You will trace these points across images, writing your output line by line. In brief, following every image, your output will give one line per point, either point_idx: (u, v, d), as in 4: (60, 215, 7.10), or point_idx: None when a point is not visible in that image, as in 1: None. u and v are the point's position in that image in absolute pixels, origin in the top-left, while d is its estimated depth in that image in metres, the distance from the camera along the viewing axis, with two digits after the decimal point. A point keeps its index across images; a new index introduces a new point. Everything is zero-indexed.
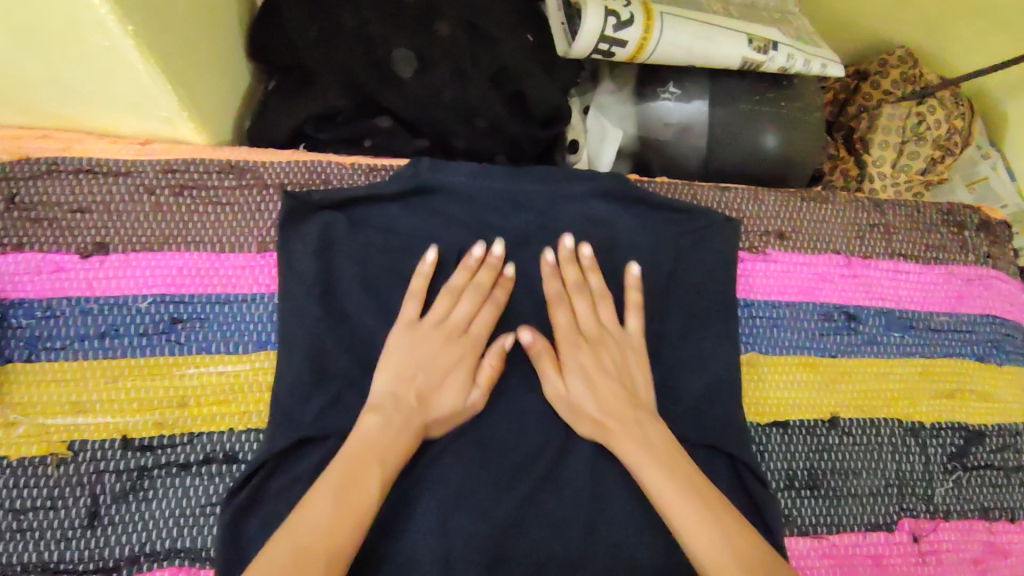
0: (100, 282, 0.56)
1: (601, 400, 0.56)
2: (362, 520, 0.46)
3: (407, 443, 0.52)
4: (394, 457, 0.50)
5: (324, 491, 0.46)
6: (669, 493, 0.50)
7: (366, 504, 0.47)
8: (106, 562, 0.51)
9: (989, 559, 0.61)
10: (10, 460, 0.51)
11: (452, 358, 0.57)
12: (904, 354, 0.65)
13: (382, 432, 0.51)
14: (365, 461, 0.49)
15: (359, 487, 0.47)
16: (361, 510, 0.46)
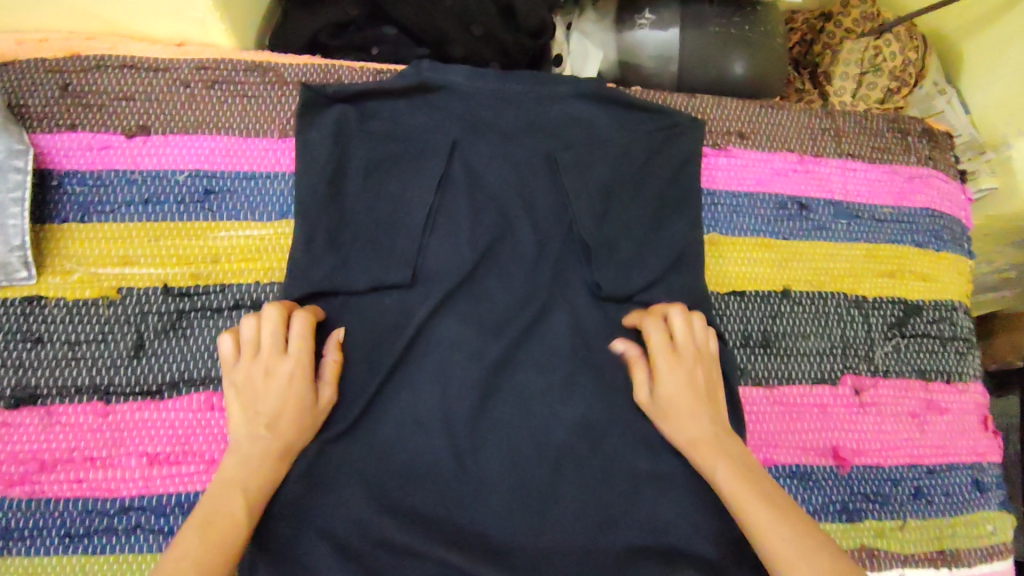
0: (143, 158, 0.64)
1: (685, 419, 0.59)
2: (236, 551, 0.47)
3: (264, 468, 0.52)
4: (253, 482, 0.51)
5: (187, 533, 0.47)
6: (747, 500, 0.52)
7: (235, 530, 0.48)
8: (151, 386, 0.59)
9: (926, 413, 0.70)
10: (67, 301, 0.60)
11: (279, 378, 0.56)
12: (851, 239, 0.73)
13: (233, 465, 0.52)
14: (223, 493, 0.50)
15: (221, 517, 0.48)
16: (232, 540, 0.48)
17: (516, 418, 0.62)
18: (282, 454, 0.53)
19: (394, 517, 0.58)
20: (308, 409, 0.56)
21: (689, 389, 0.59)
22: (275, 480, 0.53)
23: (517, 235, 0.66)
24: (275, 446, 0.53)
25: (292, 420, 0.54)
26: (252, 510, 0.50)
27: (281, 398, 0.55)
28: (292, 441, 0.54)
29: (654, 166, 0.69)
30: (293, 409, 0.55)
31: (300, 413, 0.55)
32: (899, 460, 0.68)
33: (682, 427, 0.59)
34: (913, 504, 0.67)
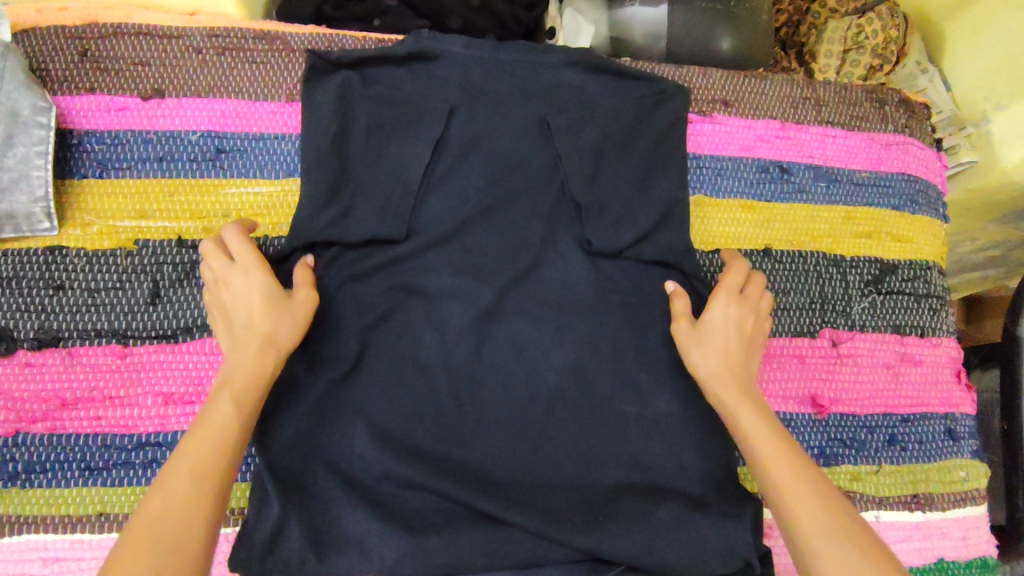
0: (158, 120, 0.68)
1: (721, 351, 0.60)
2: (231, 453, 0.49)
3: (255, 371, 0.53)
4: (240, 383, 0.52)
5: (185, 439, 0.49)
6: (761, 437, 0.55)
7: (228, 434, 0.49)
8: (166, 330, 0.62)
9: (901, 365, 0.73)
10: (87, 251, 0.63)
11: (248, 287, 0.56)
12: (829, 202, 0.77)
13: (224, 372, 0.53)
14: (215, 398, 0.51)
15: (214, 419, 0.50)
16: (224, 442, 0.49)
17: (510, 365, 0.66)
18: (266, 351, 0.54)
19: (396, 452, 0.61)
20: (283, 308, 0.56)
21: (734, 327, 0.61)
22: (264, 377, 0.53)
23: (512, 194, 0.69)
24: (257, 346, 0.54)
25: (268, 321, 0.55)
26: (243, 410, 0.51)
27: (251, 303, 0.55)
28: (272, 335, 0.55)
29: (643, 130, 0.73)
30: (267, 310, 0.55)
31: (274, 311, 0.56)
32: (874, 409, 0.71)
33: (711, 355, 0.60)
34: (887, 450, 0.71)
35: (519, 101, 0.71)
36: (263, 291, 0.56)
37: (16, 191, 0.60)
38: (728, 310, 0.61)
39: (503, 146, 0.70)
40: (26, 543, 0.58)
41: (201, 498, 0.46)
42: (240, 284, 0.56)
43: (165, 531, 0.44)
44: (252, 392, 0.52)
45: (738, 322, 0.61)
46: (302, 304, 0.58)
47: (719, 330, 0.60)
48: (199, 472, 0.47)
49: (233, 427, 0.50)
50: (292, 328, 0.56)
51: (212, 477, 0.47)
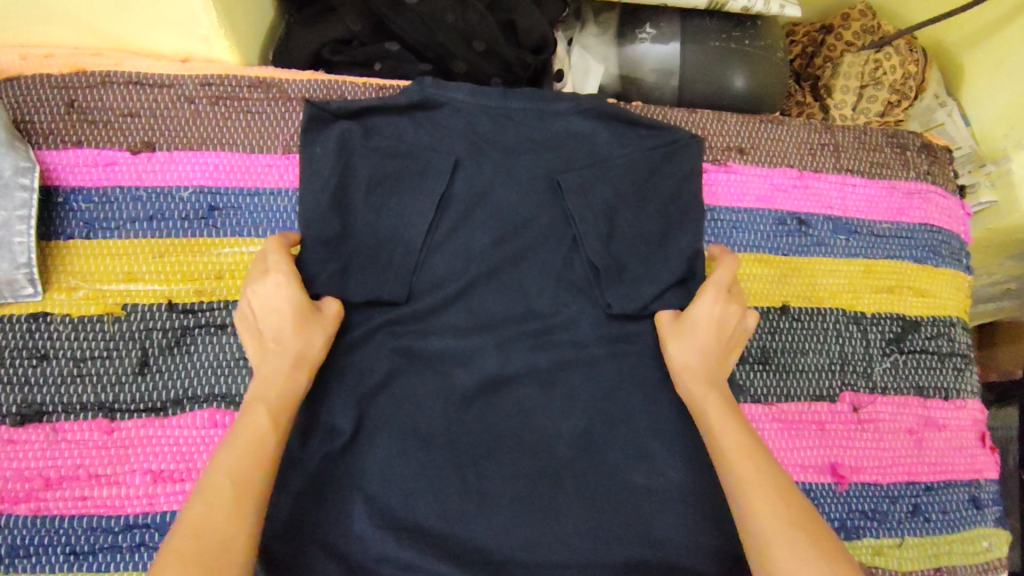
0: (148, 175, 0.65)
1: (697, 347, 0.61)
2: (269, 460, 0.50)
3: (287, 386, 0.54)
4: (273, 393, 0.53)
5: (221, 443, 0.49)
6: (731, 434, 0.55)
7: (263, 439, 0.50)
8: (155, 402, 0.59)
9: (924, 430, 0.70)
10: (73, 318, 0.60)
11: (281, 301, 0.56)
12: (849, 255, 0.74)
13: (267, 379, 0.54)
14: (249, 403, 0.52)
15: (249, 421, 0.51)
16: (261, 448, 0.50)
17: (518, 434, 0.63)
18: (302, 368, 0.55)
19: (398, 533, 0.58)
20: (312, 323, 0.57)
21: (714, 328, 0.62)
22: (295, 391, 0.54)
23: (518, 253, 0.67)
24: (290, 359, 0.55)
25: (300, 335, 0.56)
26: (278, 416, 0.52)
27: (280, 317, 0.56)
28: (303, 351, 0.56)
29: (655, 183, 0.70)
30: (301, 325, 0.56)
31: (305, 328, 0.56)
32: (897, 477, 0.68)
33: (691, 352, 0.61)
34: (911, 521, 0.68)
35: (526, 154, 0.68)
36: (294, 305, 0.56)
37: None
38: (707, 309, 0.62)
39: (509, 201, 0.67)
40: None
41: (240, 504, 0.46)
42: (275, 297, 0.56)
43: (209, 533, 0.44)
44: (286, 403, 0.53)
45: (719, 320, 0.62)
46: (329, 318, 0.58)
47: (699, 330, 0.62)
48: (240, 479, 0.47)
49: (270, 434, 0.51)
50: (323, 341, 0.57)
51: (250, 478, 0.48)
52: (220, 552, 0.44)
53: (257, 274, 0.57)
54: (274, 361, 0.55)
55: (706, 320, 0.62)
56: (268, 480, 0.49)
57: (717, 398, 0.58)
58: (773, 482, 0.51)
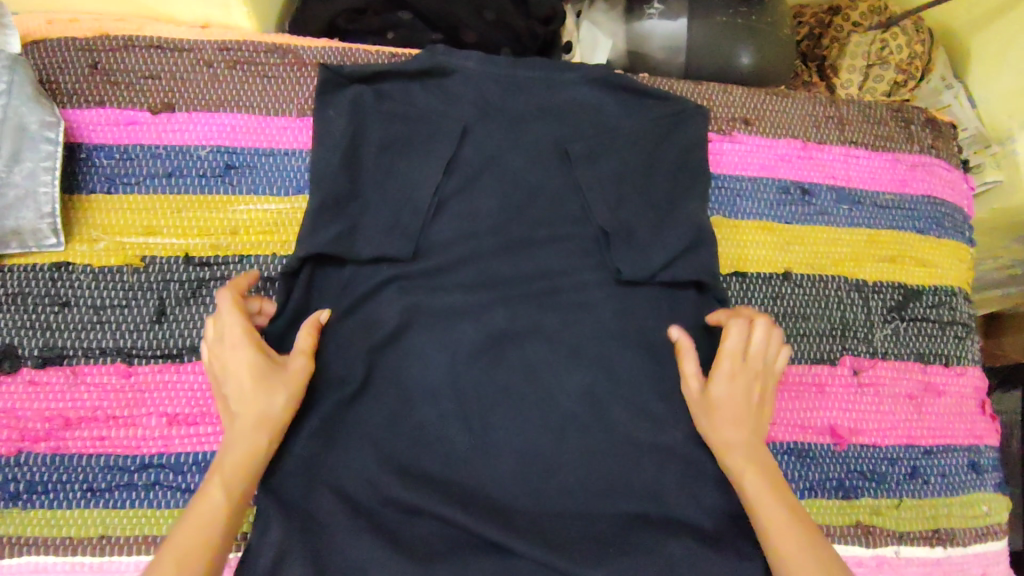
0: (167, 134, 0.67)
1: (731, 423, 0.59)
2: (220, 544, 0.50)
3: (252, 449, 0.53)
4: (230, 465, 0.52)
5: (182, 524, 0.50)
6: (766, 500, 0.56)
7: (215, 523, 0.50)
8: (171, 349, 0.61)
9: (924, 395, 0.71)
10: (93, 268, 0.63)
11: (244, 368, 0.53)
12: (852, 224, 0.75)
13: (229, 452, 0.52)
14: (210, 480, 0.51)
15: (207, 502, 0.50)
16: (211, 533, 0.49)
17: (523, 390, 0.64)
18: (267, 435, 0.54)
19: (405, 478, 0.60)
20: (275, 380, 0.54)
21: (742, 400, 0.59)
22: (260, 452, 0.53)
23: (525, 216, 0.68)
24: (248, 424, 0.53)
25: (263, 396, 0.54)
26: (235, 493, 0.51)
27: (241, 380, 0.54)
28: (264, 412, 0.53)
29: (660, 152, 0.71)
30: (265, 387, 0.54)
31: (271, 388, 0.54)
32: (896, 440, 0.69)
33: (722, 424, 0.59)
34: (910, 483, 0.69)
35: (533, 121, 0.70)
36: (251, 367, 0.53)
37: (23, 207, 0.59)
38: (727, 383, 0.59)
39: (516, 166, 0.69)
40: (26, 564, 0.57)
41: None
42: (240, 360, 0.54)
43: None
44: (243, 477, 0.52)
45: (744, 394, 0.59)
46: (294, 373, 0.56)
47: (728, 405, 0.59)
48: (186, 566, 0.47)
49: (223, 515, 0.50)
50: (286, 400, 0.55)
51: (194, 563, 0.48)
52: None
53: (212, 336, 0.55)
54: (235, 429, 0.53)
55: (732, 394, 0.59)
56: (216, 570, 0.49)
57: (754, 469, 0.57)
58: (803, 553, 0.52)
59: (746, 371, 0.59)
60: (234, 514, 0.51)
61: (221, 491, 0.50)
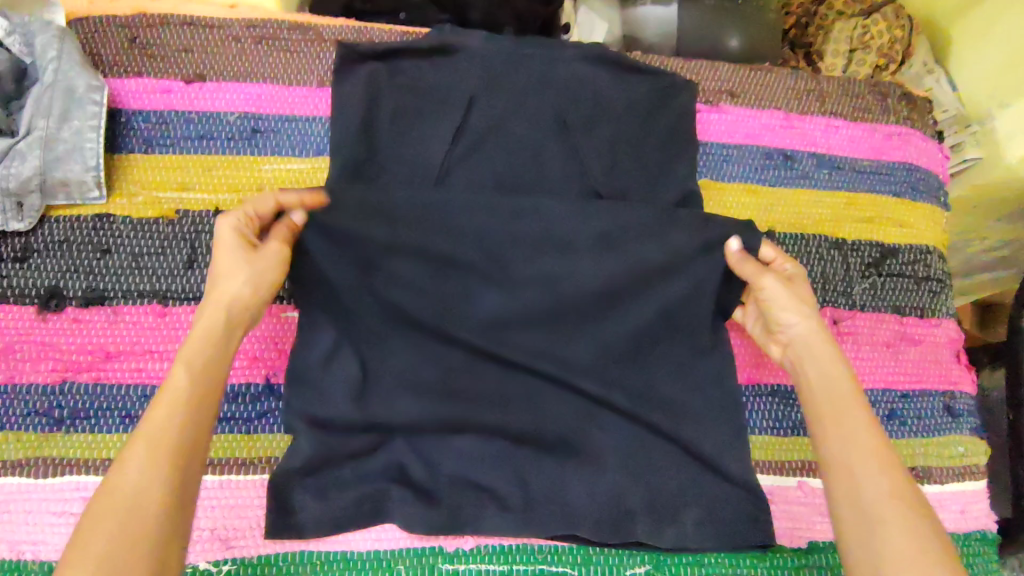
0: (199, 101, 0.72)
1: (798, 298, 0.62)
2: (193, 416, 0.50)
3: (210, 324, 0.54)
4: (196, 346, 0.53)
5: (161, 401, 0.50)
6: (848, 401, 0.57)
7: (183, 396, 0.50)
8: (203, 293, 0.67)
9: (900, 343, 0.76)
10: (133, 220, 0.69)
11: (225, 250, 0.58)
12: (832, 187, 0.80)
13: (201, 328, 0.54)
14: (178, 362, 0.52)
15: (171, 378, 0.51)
16: (181, 406, 0.49)
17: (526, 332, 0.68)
18: (233, 315, 0.56)
19: (414, 412, 0.64)
20: (251, 260, 0.57)
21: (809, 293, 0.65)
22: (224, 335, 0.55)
23: (526, 181, 0.73)
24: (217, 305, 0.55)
25: (243, 276, 0.56)
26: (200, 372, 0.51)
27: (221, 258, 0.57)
28: (231, 291, 0.56)
29: (651, 124, 0.77)
30: (233, 265, 0.57)
31: (254, 264, 0.57)
32: (874, 384, 0.74)
33: (796, 317, 0.62)
34: (886, 424, 0.73)
35: (534, 93, 0.75)
36: (236, 241, 0.58)
37: (71, 161, 0.66)
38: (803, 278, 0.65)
39: (518, 134, 0.74)
40: (68, 483, 0.61)
41: (160, 458, 0.47)
42: (231, 242, 0.58)
43: (121, 490, 0.45)
44: (204, 350, 0.53)
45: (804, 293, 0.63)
46: (272, 256, 0.59)
47: (800, 286, 0.64)
48: (157, 446, 0.47)
49: (187, 391, 0.50)
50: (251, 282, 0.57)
51: (165, 433, 0.48)
52: (131, 501, 0.45)
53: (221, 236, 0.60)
54: (204, 310, 0.55)
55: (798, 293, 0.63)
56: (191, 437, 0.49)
57: (842, 373, 0.59)
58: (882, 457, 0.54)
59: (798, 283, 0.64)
60: (206, 393, 0.51)
61: (185, 372, 0.51)
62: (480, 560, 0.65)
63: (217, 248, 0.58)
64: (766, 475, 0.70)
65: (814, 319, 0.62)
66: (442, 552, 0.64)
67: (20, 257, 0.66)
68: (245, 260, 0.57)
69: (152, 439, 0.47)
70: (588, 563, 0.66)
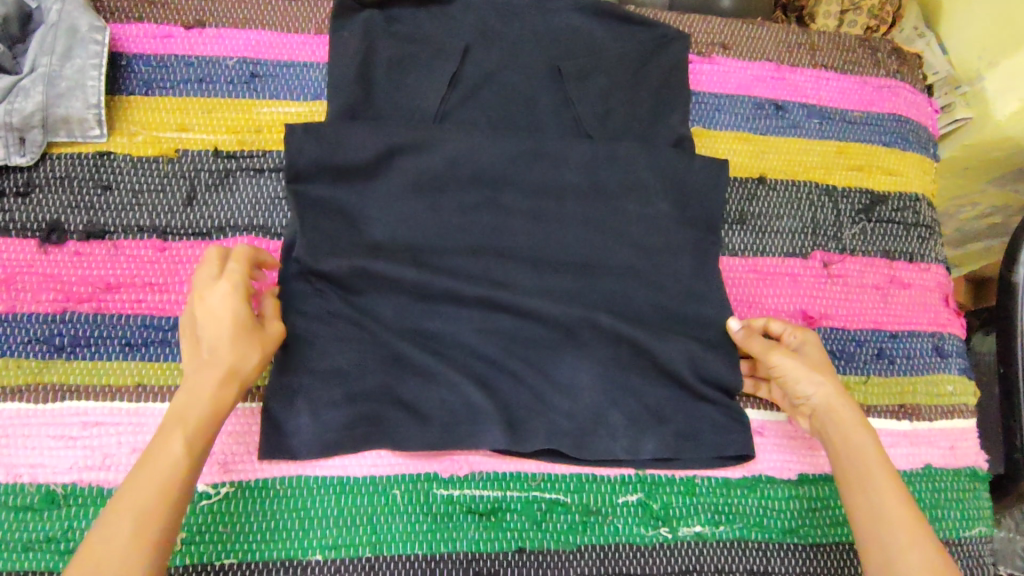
0: (198, 46, 0.73)
1: (812, 368, 0.64)
2: (175, 497, 0.51)
3: (207, 397, 0.54)
4: (192, 412, 0.53)
5: (144, 472, 0.51)
6: (876, 490, 0.57)
7: (172, 472, 0.51)
8: (201, 229, 0.68)
9: (890, 286, 0.77)
10: (132, 158, 0.70)
11: (219, 306, 0.57)
12: (822, 136, 0.81)
13: (188, 395, 0.54)
14: (169, 428, 0.53)
15: (162, 451, 0.51)
16: (170, 484, 0.50)
17: (521, 267, 0.68)
18: (225, 384, 0.55)
19: (409, 343, 0.65)
20: (249, 332, 0.57)
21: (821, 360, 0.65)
22: (224, 405, 0.55)
23: (521, 125, 0.74)
24: (218, 376, 0.55)
25: (252, 352, 0.57)
26: (192, 448, 0.52)
27: (220, 317, 0.56)
28: (240, 369, 0.56)
29: (644, 72, 0.78)
30: (234, 333, 0.56)
31: (252, 338, 0.57)
32: (864, 324, 0.75)
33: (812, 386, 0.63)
34: (876, 363, 0.75)
35: (528, 41, 0.76)
36: (235, 300, 0.57)
37: (72, 97, 0.67)
38: (817, 347, 0.66)
39: (512, 81, 0.75)
40: (68, 408, 0.62)
41: (140, 541, 0.48)
42: (226, 306, 0.57)
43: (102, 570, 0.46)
44: (197, 422, 0.53)
45: (818, 361, 0.65)
46: (270, 333, 0.60)
47: (813, 357, 0.65)
48: (142, 522, 0.49)
49: (180, 469, 0.51)
50: (250, 354, 0.57)
51: (150, 514, 0.49)
52: None
53: (205, 279, 0.58)
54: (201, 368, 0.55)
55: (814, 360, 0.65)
56: (173, 520, 0.50)
57: (872, 455, 0.59)
58: (911, 556, 0.54)
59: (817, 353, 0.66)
60: (192, 466, 0.52)
61: (179, 446, 0.52)
62: (474, 486, 0.65)
63: (208, 298, 0.57)
64: (757, 409, 0.71)
65: (831, 388, 0.63)
66: (437, 478, 0.65)
67: (23, 191, 0.67)
68: (241, 331, 0.57)
69: (136, 519, 0.49)
70: (581, 491, 0.67)
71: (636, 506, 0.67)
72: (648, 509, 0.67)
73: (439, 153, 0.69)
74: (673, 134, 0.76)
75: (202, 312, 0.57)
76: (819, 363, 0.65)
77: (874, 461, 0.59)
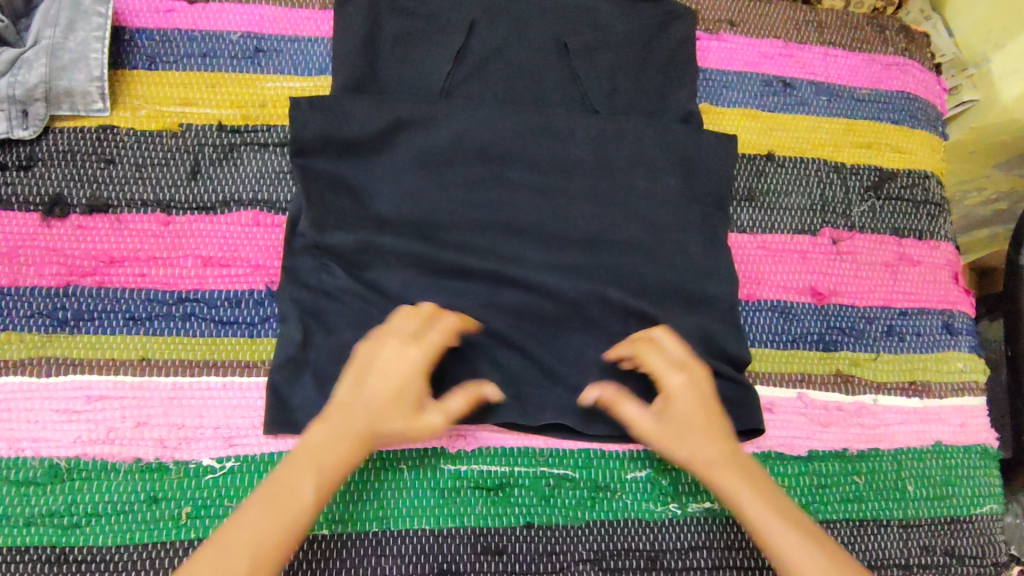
0: (202, 20, 0.73)
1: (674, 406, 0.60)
2: (292, 537, 0.52)
3: (345, 451, 0.56)
4: (330, 460, 0.55)
5: (265, 501, 0.53)
6: (780, 533, 0.55)
7: (301, 514, 0.53)
8: (205, 203, 0.68)
9: (900, 263, 0.77)
10: (136, 132, 0.69)
11: (399, 364, 0.58)
12: (830, 114, 0.81)
13: (326, 438, 0.56)
14: (301, 465, 0.54)
15: (294, 489, 0.53)
16: (291, 525, 0.52)
17: (528, 242, 0.67)
18: (364, 443, 0.57)
19: None
20: (412, 400, 0.58)
21: (697, 392, 0.60)
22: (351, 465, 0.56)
23: (528, 100, 0.73)
24: (359, 440, 0.56)
25: (401, 423, 0.57)
26: (322, 495, 0.54)
27: (389, 374, 0.58)
28: (384, 437, 0.57)
29: (652, 49, 0.77)
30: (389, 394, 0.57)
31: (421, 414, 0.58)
32: (873, 301, 0.75)
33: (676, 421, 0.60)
34: (886, 340, 0.74)
35: (534, 17, 0.75)
36: (411, 363, 0.58)
37: (75, 70, 0.67)
38: (670, 375, 0.61)
39: (519, 56, 0.74)
40: (71, 382, 0.62)
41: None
42: (397, 369, 0.58)
43: None
44: (333, 473, 0.55)
45: (671, 394, 0.60)
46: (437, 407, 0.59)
47: (677, 393, 0.60)
48: (256, 553, 0.51)
49: (308, 515, 0.53)
50: (401, 423, 0.57)
51: (259, 547, 0.51)
52: None
53: (399, 329, 0.60)
54: (350, 415, 0.56)
55: (685, 397, 0.60)
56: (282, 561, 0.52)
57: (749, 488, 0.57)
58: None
59: (692, 382, 0.61)
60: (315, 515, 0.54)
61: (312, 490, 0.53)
62: (482, 461, 0.65)
63: (383, 350, 0.58)
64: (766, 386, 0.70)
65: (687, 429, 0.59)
66: (444, 453, 0.65)
67: (25, 165, 0.67)
68: (403, 402, 0.57)
69: (256, 552, 0.51)
70: (589, 467, 0.66)
71: (644, 482, 0.67)
72: (657, 484, 0.67)
73: (445, 128, 0.68)
74: (681, 110, 0.76)
75: (384, 360, 0.58)
76: (691, 399, 0.60)
77: (769, 499, 0.57)
